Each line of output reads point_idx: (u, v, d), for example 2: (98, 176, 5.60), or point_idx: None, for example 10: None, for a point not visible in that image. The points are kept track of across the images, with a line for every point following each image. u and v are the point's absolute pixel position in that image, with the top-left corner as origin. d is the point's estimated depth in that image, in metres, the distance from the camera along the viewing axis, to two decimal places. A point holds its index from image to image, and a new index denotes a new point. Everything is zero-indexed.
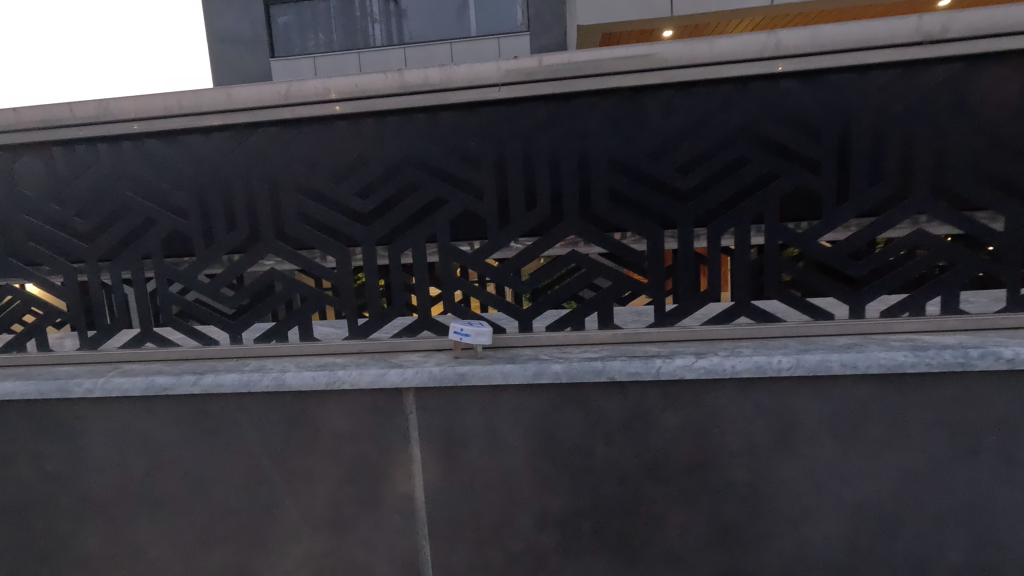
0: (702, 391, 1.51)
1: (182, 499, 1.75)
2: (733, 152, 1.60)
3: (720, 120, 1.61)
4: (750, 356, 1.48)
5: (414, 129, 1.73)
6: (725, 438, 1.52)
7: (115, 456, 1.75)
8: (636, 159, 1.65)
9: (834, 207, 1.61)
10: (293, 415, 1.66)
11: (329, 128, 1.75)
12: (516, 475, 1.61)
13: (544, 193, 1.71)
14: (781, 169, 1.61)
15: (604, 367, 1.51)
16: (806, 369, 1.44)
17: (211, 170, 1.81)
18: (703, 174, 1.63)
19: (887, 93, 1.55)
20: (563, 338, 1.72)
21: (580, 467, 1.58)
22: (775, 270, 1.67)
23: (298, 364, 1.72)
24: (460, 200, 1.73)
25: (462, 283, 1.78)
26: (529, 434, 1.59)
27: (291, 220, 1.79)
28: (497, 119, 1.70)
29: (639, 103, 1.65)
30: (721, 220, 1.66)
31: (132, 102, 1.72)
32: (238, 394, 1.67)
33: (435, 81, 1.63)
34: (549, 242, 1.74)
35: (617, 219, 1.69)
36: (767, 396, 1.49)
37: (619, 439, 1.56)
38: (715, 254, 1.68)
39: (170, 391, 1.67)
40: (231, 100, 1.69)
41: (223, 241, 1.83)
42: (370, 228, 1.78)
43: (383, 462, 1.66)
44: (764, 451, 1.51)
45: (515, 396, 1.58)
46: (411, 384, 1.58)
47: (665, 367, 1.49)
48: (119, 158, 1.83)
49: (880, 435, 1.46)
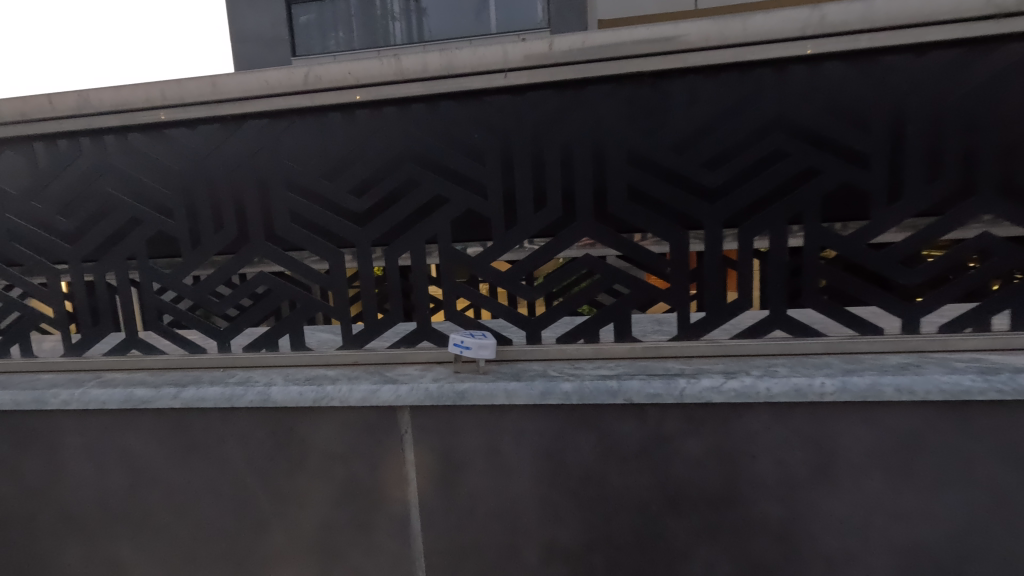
0: (732, 416, 1.33)
1: (165, 518, 1.63)
2: (768, 144, 1.42)
3: (755, 108, 1.43)
4: (788, 378, 1.30)
5: (413, 121, 1.57)
6: (757, 469, 1.34)
7: (95, 471, 1.64)
8: (658, 152, 1.47)
9: (884, 208, 1.42)
10: (280, 433, 1.53)
11: (321, 121, 1.61)
12: (522, 502, 1.45)
13: (555, 191, 1.54)
14: (825, 164, 1.41)
15: (619, 387, 1.35)
16: (853, 394, 1.26)
17: (196, 165, 1.67)
18: (735, 170, 1.45)
19: (951, 76, 1.34)
20: (575, 351, 1.55)
21: (593, 497, 1.42)
22: (816, 278, 1.48)
23: (286, 376, 1.58)
24: (461, 199, 1.57)
25: (464, 289, 1.62)
26: (536, 459, 1.43)
27: (280, 220, 1.65)
28: (503, 109, 1.54)
29: (662, 89, 1.47)
30: (754, 221, 1.47)
31: (113, 93, 1.60)
32: (220, 408, 1.54)
33: (436, 67, 1.47)
34: (560, 246, 1.57)
35: (635, 220, 1.51)
36: (807, 423, 1.31)
37: (637, 467, 1.39)
38: (746, 260, 1.49)
39: (149, 404, 1.55)
40: (216, 91, 1.56)
41: (210, 242, 1.70)
42: (364, 229, 1.62)
43: (377, 484, 1.51)
44: (803, 484, 1.33)
45: (519, 418, 1.42)
46: (405, 403, 1.44)
47: (688, 388, 1.32)
48: (102, 152, 1.71)
49: (939, 470, 1.27)
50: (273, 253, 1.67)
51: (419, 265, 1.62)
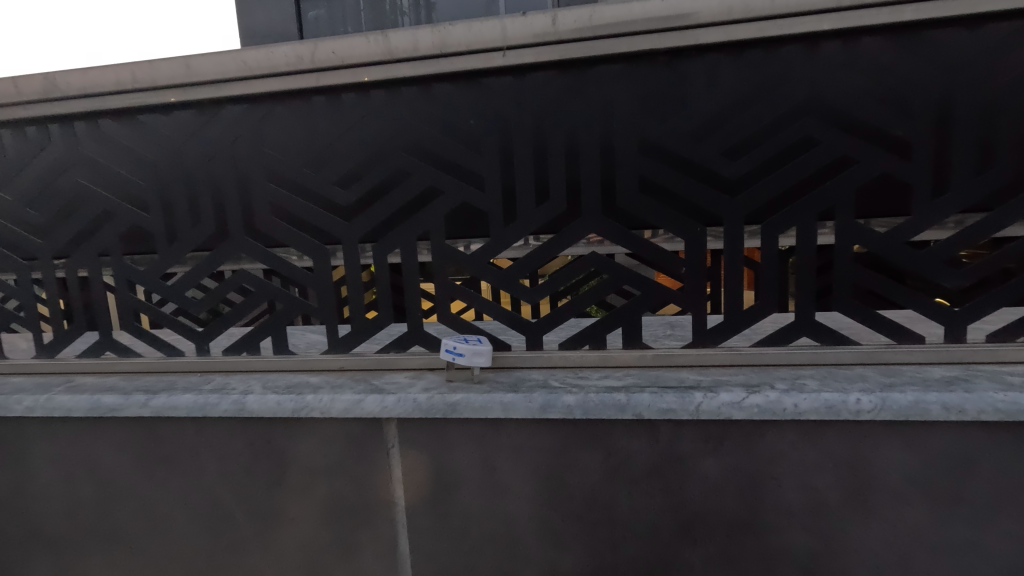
0: (754, 434, 1.19)
1: (137, 534, 1.51)
2: (796, 131, 1.27)
3: (784, 89, 1.28)
4: (818, 393, 1.15)
5: (404, 105, 1.43)
6: (782, 494, 1.20)
7: (62, 483, 1.52)
8: (672, 140, 1.33)
9: (927, 202, 1.26)
10: (257, 445, 1.41)
11: (305, 106, 1.48)
12: (520, 525, 1.32)
13: (558, 183, 1.40)
14: (861, 152, 1.26)
15: (628, 401, 1.21)
16: (893, 412, 1.11)
17: (172, 155, 1.55)
18: (760, 159, 1.30)
19: (1006, 53, 1.19)
20: (580, 359, 1.42)
21: (598, 521, 1.29)
22: (848, 280, 1.33)
23: (265, 384, 1.45)
24: (457, 190, 1.44)
25: (459, 290, 1.48)
26: (535, 478, 1.29)
27: (261, 214, 1.52)
28: (503, 92, 1.40)
29: (678, 70, 1.32)
30: (780, 216, 1.32)
31: (81, 76, 1.48)
32: (193, 418, 1.41)
33: (428, 46, 1.33)
34: (563, 243, 1.43)
35: (647, 215, 1.37)
36: (839, 443, 1.16)
37: (646, 488, 1.25)
38: (770, 259, 1.35)
39: (117, 413, 1.43)
40: (190, 72, 1.43)
41: (187, 236, 1.58)
42: (351, 223, 1.49)
43: (362, 502, 1.39)
44: (834, 512, 1.19)
45: (517, 433, 1.29)
46: (392, 415, 1.31)
47: (706, 403, 1.18)
48: (72, 141, 1.58)
49: (989, 499, 1.13)
50: (253, 250, 1.54)
51: (411, 264, 1.49)
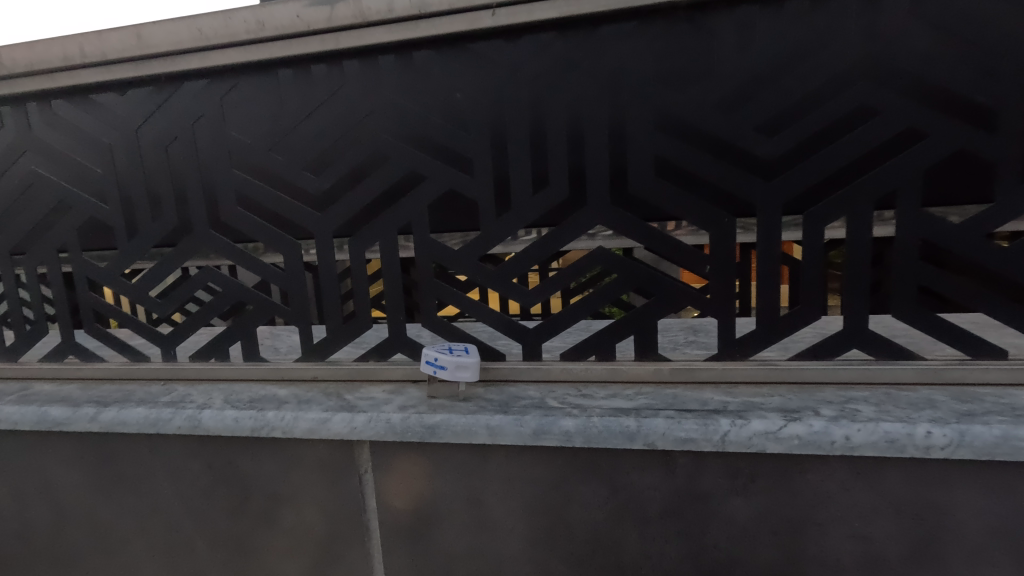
0: (794, 471, 0.98)
1: (93, 559, 1.37)
2: (848, 99, 1.04)
3: (833, 48, 1.05)
4: (877, 423, 0.92)
5: (380, 77, 1.24)
6: (828, 544, 0.99)
7: (14, 501, 1.38)
8: (695, 113, 1.11)
9: (1012, 184, 1.03)
10: (216, 466, 1.24)
11: (270, 80, 1.29)
12: (513, 566, 1.13)
13: (558, 167, 1.19)
14: (930, 124, 1.02)
15: (638, 428, 1.00)
16: (974, 451, 0.88)
17: (128, 140, 1.38)
18: (801, 134, 1.07)
19: None
20: (585, 372, 1.22)
21: (603, 565, 1.09)
22: (910, 283, 1.09)
23: (226, 396, 1.28)
24: (442, 176, 1.24)
25: (446, 291, 1.29)
26: (529, 515, 1.11)
27: (225, 204, 1.35)
28: (493, 60, 1.19)
29: (701, 28, 1.10)
30: (828, 204, 1.09)
31: (25, 50, 1.32)
32: (146, 434, 1.25)
33: (404, 5, 1.14)
34: (565, 236, 1.22)
35: (664, 203, 1.15)
36: (901, 485, 0.94)
37: (661, 530, 1.05)
38: (813, 256, 1.12)
39: (65, 427, 1.28)
40: (141, 44, 1.26)
41: (148, 229, 1.42)
42: (324, 214, 1.31)
43: (333, 534, 1.21)
44: (893, 569, 0.97)
45: (508, 461, 1.09)
46: (362, 437, 1.12)
47: (734, 433, 0.96)
48: (23, 125, 1.43)
49: None
50: (218, 245, 1.38)
51: (391, 261, 1.30)
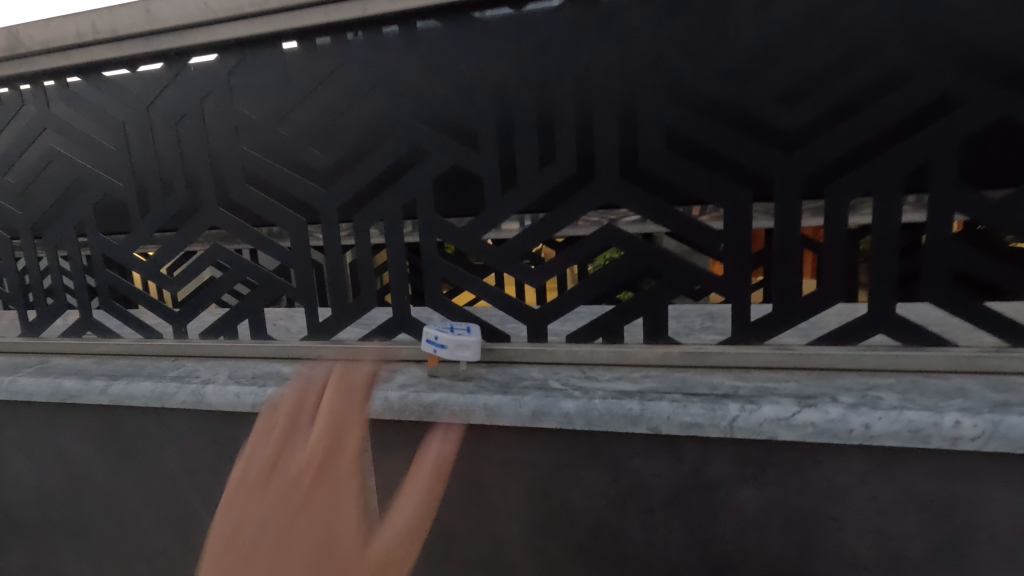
0: (809, 461, 0.92)
1: (108, 528, 1.40)
2: (876, 64, 0.96)
3: (861, 8, 0.97)
4: (901, 411, 0.85)
5: (385, 49, 1.21)
6: (843, 539, 0.93)
7: (33, 469, 1.42)
8: (709, 81, 1.05)
9: None
10: (221, 441, 1.24)
11: (275, 53, 1.28)
12: (513, 551, 1.11)
13: (565, 141, 1.15)
14: (968, 90, 0.94)
15: (640, 412, 0.95)
16: (1009, 443, 0.81)
17: (140, 118, 1.39)
18: (824, 103, 1.00)
19: None
20: (591, 355, 1.18)
21: (606, 553, 1.05)
22: (942, 263, 1.01)
23: (231, 372, 1.28)
24: (446, 151, 1.21)
25: (451, 270, 1.26)
26: (529, 499, 1.07)
27: (233, 181, 1.35)
28: (498, 29, 1.14)
29: None
30: (853, 178, 1.01)
31: (42, 28, 1.34)
32: (153, 408, 1.26)
33: None
34: (572, 213, 1.17)
35: (676, 178, 1.10)
36: (925, 478, 0.87)
37: (665, 519, 1.01)
38: (837, 235, 1.05)
39: (77, 400, 1.30)
40: (150, 19, 1.27)
41: (161, 206, 1.43)
42: (328, 191, 1.29)
43: None
44: (914, 567, 0.91)
45: (507, 443, 1.06)
46: (361, 415, 1.11)
47: (743, 419, 0.91)
48: (42, 102, 1.45)
49: None
50: (227, 223, 1.37)
51: (395, 239, 1.28)
